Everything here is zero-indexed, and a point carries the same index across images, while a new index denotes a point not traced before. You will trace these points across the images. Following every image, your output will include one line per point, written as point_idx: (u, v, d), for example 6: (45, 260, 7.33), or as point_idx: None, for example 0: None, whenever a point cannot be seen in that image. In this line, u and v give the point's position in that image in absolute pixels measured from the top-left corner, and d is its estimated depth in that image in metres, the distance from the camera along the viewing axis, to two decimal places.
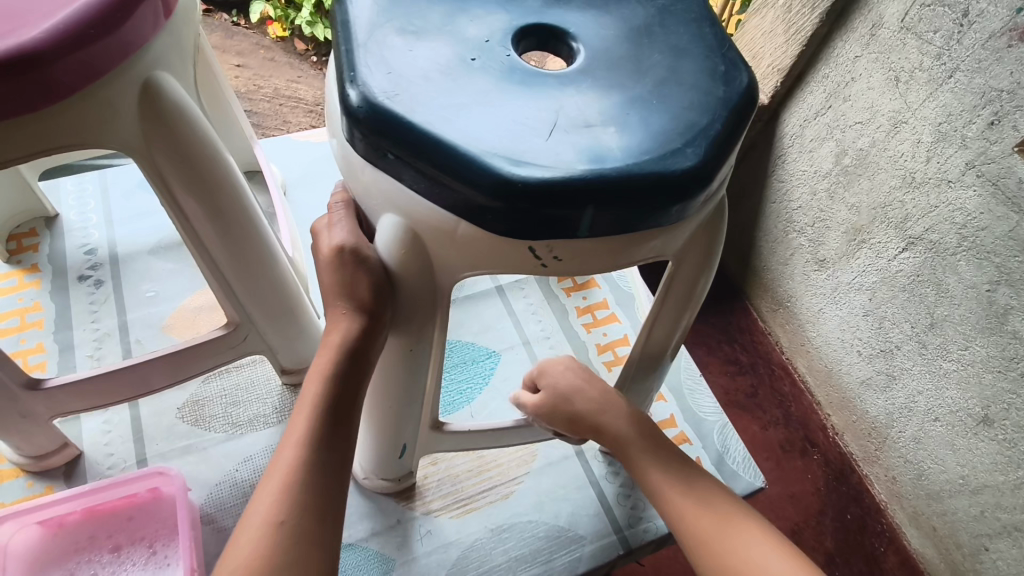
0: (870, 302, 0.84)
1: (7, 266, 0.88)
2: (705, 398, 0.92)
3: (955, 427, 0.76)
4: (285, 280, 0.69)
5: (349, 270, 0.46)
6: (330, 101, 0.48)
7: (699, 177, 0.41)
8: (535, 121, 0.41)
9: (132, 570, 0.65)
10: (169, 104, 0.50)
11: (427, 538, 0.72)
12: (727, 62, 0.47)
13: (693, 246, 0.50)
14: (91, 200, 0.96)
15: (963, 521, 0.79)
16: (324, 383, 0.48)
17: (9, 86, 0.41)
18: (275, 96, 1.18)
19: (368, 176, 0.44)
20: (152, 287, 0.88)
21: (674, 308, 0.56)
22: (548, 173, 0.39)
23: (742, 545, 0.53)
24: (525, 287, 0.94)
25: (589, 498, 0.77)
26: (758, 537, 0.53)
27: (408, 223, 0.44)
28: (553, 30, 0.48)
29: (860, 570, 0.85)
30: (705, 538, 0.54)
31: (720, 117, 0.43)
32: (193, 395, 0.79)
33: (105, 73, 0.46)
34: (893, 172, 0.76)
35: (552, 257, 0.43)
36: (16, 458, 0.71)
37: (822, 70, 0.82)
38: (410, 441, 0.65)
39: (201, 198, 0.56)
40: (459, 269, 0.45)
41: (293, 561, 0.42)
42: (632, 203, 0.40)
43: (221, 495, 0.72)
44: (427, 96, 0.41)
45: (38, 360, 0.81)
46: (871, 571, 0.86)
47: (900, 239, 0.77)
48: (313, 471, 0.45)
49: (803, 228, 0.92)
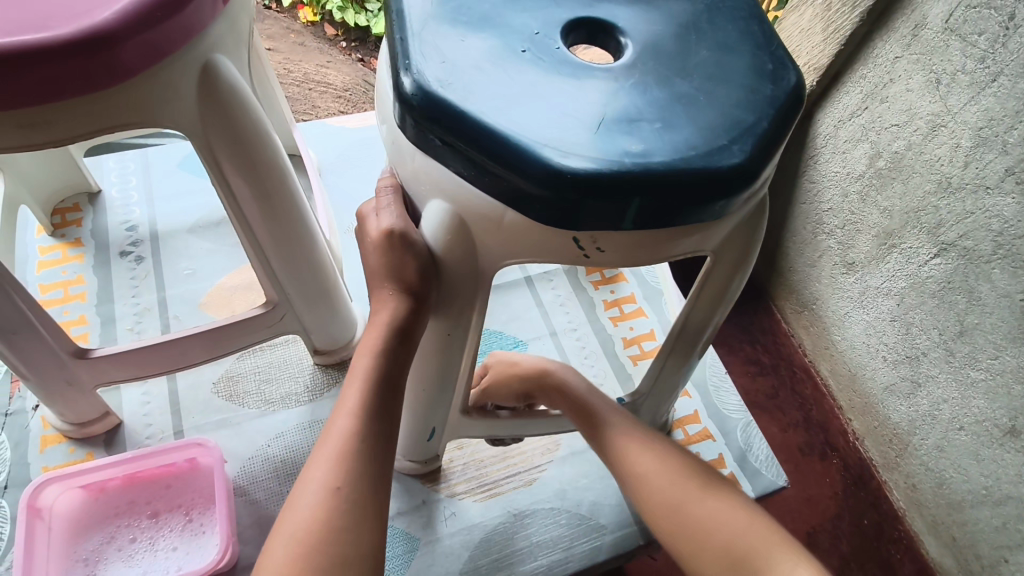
0: (898, 307, 0.83)
1: (52, 240, 0.91)
2: (730, 396, 0.93)
3: (980, 436, 0.76)
4: (321, 263, 0.70)
5: (398, 253, 0.48)
6: (380, 88, 0.49)
7: (744, 174, 0.42)
8: (584, 113, 0.42)
9: (171, 536, 0.67)
10: (224, 86, 0.51)
11: (451, 520, 0.74)
12: (775, 60, 0.47)
13: (732, 243, 0.50)
14: (133, 178, 0.98)
15: (983, 532, 0.78)
16: (375, 358, 0.50)
17: (79, 64, 0.43)
18: (305, 80, 1.19)
19: (418, 162, 0.45)
20: (190, 265, 0.91)
21: (706, 304, 0.57)
22: (595, 164, 0.39)
23: (697, 501, 0.55)
24: (554, 278, 0.94)
25: (611, 489, 0.78)
26: (712, 490, 0.55)
27: (455, 209, 0.44)
28: (602, 24, 0.48)
29: None
30: (658, 491, 0.56)
31: (767, 115, 0.44)
32: (228, 370, 0.81)
33: (169, 55, 0.47)
34: (928, 176, 0.75)
35: (595, 248, 0.44)
36: (60, 424, 0.74)
37: (860, 70, 0.82)
38: (439, 424, 0.67)
39: (250, 179, 0.57)
40: (502, 256, 0.46)
41: (346, 525, 0.44)
42: (676, 197, 0.40)
43: (254, 469, 0.74)
44: (479, 85, 0.42)
45: (81, 331, 0.84)
46: None
47: (932, 244, 0.77)
48: (367, 440, 0.47)
49: (832, 231, 0.91)
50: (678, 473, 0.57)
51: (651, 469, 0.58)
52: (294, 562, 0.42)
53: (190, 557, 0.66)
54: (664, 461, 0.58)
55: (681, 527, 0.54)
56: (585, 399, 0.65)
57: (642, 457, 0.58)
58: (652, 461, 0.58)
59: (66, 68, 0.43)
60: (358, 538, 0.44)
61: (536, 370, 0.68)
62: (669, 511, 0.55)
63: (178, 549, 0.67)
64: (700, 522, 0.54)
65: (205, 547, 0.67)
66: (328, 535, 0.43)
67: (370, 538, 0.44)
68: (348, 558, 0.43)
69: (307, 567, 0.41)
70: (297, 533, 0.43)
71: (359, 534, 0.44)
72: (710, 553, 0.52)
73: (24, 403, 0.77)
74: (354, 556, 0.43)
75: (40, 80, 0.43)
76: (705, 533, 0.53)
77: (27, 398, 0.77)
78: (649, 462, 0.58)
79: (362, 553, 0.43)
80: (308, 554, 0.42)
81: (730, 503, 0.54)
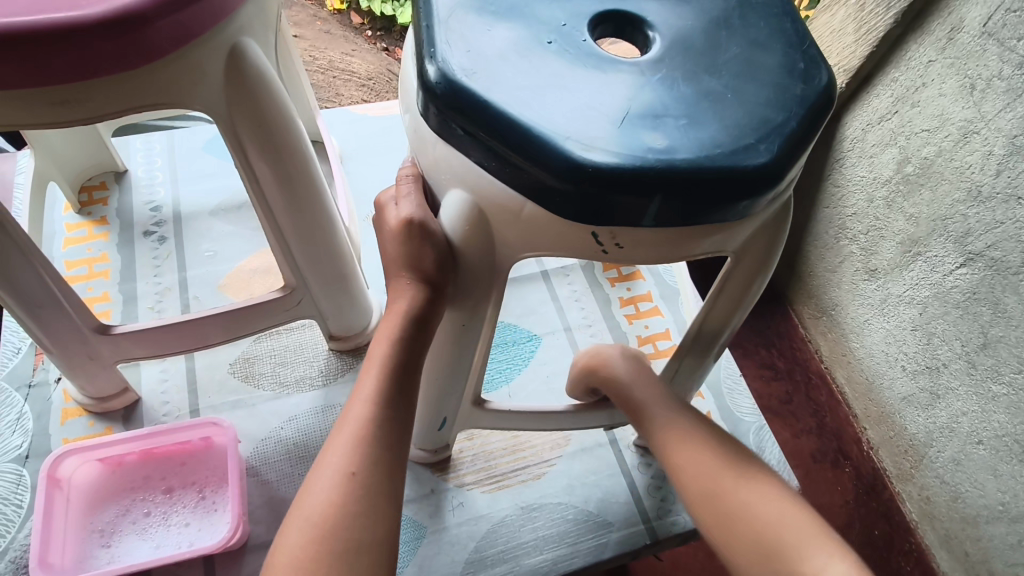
0: (920, 316, 0.82)
1: (78, 217, 0.93)
2: (744, 398, 0.88)
3: (999, 452, 0.74)
4: (340, 250, 0.71)
5: (416, 242, 0.47)
6: (405, 76, 0.49)
7: (770, 175, 0.41)
8: (607, 107, 0.42)
9: (184, 512, 0.69)
10: (251, 70, 0.52)
11: (458, 509, 0.74)
12: (807, 59, 0.47)
13: (753, 245, 0.50)
14: (158, 158, 1.00)
15: (997, 549, 0.77)
16: (392, 346, 0.50)
17: (109, 45, 0.44)
18: (329, 68, 1.20)
19: (439, 152, 0.45)
20: (211, 247, 0.92)
21: (725, 305, 0.56)
22: (617, 160, 0.39)
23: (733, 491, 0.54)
24: (570, 274, 0.94)
25: (620, 486, 0.77)
26: (751, 480, 0.54)
27: (474, 200, 0.44)
28: (631, 18, 0.48)
29: None
30: (695, 481, 0.56)
31: (796, 114, 0.43)
32: (245, 352, 0.83)
33: (198, 36, 0.48)
34: (958, 184, 0.73)
35: (614, 244, 0.43)
36: (80, 398, 0.75)
37: (892, 73, 0.80)
38: (450, 415, 0.67)
39: (273, 163, 0.58)
40: (518, 250, 0.46)
41: (363, 510, 0.44)
42: (698, 195, 0.40)
43: (266, 450, 0.75)
44: (503, 75, 0.42)
45: (104, 308, 0.85)
46: None
47: (958, 254, 0.75)
48: (382, 426, 0.48)
49: (855, 236, 0.90)
50: (713, 463, 0.56)
51: (688, 458, 0.57)
52: (308, 546, 0.42)
53: (202, 533, 0.67)
54: (701, 449, 0.57)
55: (717, 518, 0.54)
56: (627, 386, 0.65)
57: (678, 445, 0.58)
58: (688, 450, 0.57)
59: (98, 47, 0.44)
60: (372, 524, 0.44)
61: (589, 361, 0.69)
62: (705, 500, 0.55)
63: (191, 525, 0.68)
64: (736, 512, 0.53)
65: (216, 524, 0.68)
66: (343, 519, 0.43)
67: (381, 524, 0.44)
68: (362, 543, 0.43)
69: (323, 550, 0.42)
70: (312, 516, 0.44)
71: (372, 520, 0.44)
72: (745, 542, 0.52)
73: (47, 375, 0.78)
74: (366, 541, 0.43)
75: (71, 59, 0.43)
76: (737, 528, 0.53)
77: (50, 370, 0.79)
78: (686, 452, 0.58)
79: (374, 539, 0.44)
80: (322, 537, 0.43)
81: (767, 494, 0.53)
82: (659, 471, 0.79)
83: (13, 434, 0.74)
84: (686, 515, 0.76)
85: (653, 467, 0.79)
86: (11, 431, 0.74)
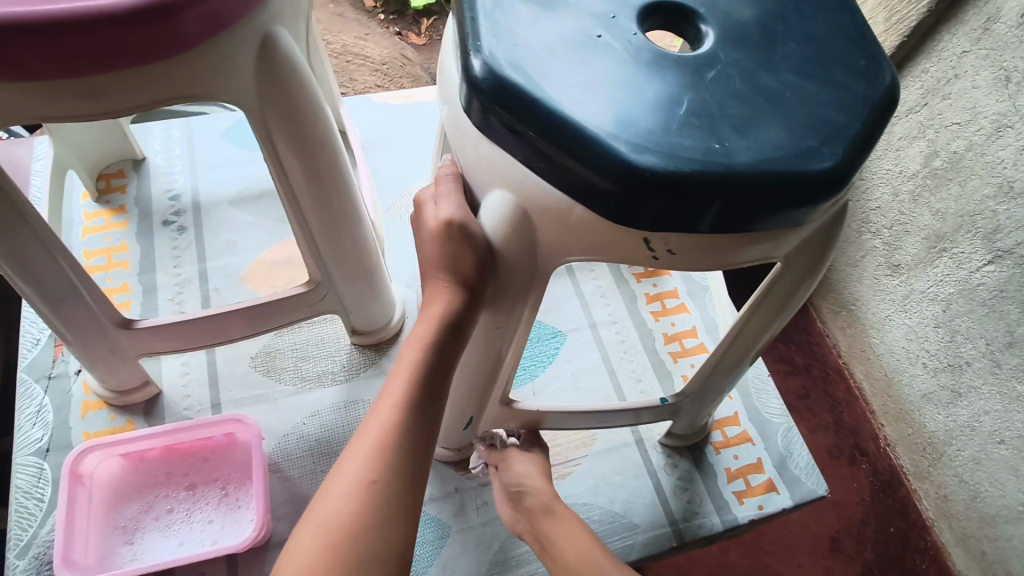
0: (943, 313, 0.81)
1: (97, 206, 0.91)
2: (772, 399, 0.86)
3: (1021, 452, 0.75)
4: (365, 244, 0.69)
5: (455, 244, 0.45)
6: (443, 67, 0.47)
7: (833, 180, 0.39)
8: (661, 105, 0.40)
9: (207, 509, 0.68)
10: (282, 61, 0.50)
11: (482, 508, 0.73)
12: (868, 56, 0.44)
13: (803, 251, 0.48)
14: (177, 146, 0.98)
15: (1016, 549, 0.78)
16: (423, 352, 0.47)
17: (139, 34, 0.42)
18: (343, 52, 1.18)
19: (482, 151, 0.43)
20: (230, 237, 0.90)
21: (768, 310, 0.54)
22: (676, 162, 0.37)
23: None
24: (595, 269, 0.92)
25: (646, 487, 0.77)
26: None
27: (518, 201, 0.42)
28: (681, 9, 0.45)
29: None
30: None
31: (859, 115, 0.41)
32: (266, 346, 0.81)
33: (229, 25, 0.46)
34: (989, 179, 0.72)
35: (666, 250, 0.41)
36: (101, 391, 0.74)
37: (922, 63, 0.78)
38: (477, 414, 0.66)
39: (303, 157, 0.56)
40: (564, 254, 0.44)
41: (379, 521, 0.43)
42: (759, 201, 0.38)
43: (288, 446, 0.74)
44: (553, 70, 0.40)
45: (123, 299, 0.84)
46: None
47: (985, 250, 0.74)
48: (408, 435, 0.46)
49: (879, 230, 0.89)
50: None
51: None
52: (320, 554, 0.41)
53: (226, 531, 0.67)
54: None
55: None
56: None
57: None
58: None
59: (128, 37, 0.42)
60: (387, 537, 0.43)
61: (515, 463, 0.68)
62: None
63: (214, 522, 0.67)
64: None
65: (240, 522, 0.67)
66: (357, 529, 0.42)
67: (394, 536, 0.43)
68: (376, 556, 0.42)
69: (336, 558, 0.41)
70: (328, 523, 0.42)
71: (387, 533, 0.43)
72: None
73: (67, 367, 0.78)
74: (380, 553, 0.42)
75: (100, 49, 0.42)
76: None
77: (70, 362, 0.78)
78: None
79: (388, 554, 0.42)
80: (338, 546, 0.41)
81: None
82: (685, 472, 0.79)
83: (34, 427, 0.74)
84: (713, 518, 0.76)
85: (679, 468, 0.79)
86: (32, 424, 0.74)
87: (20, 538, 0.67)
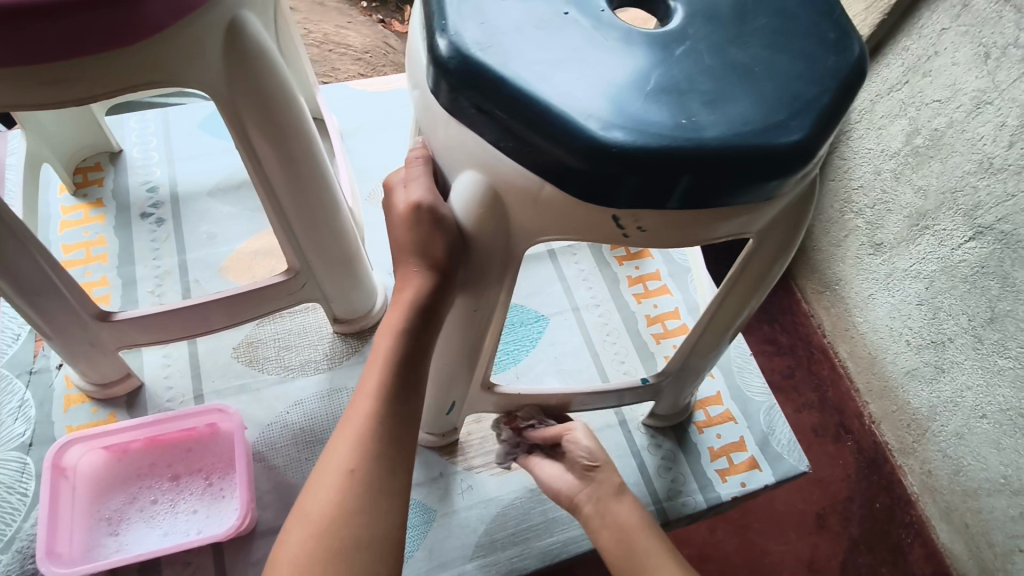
0: (926, 291, 0.82)
1: (74, 199, 0.90)
2: (755, 377, 0.87)
3: (1003, 425, 0.76)
4: (345, 231, 0.69)
5: (425, 228, 0.45)
6: (412, 49, 0.47)
7: (802, 153, 0.39)
8: (628, 82, 0.40)
9: (191, 499, 0.68)
10: (250, 46, 0.49)
11: (467, 492, 0.73)
12: (838, 29, 0.45)
13: (776, 228, 0.48)
14: (154, 137, 0.97)
15: (997, 520, 0.80)
16: (396, 338, 0.47)
17: (102, 19, 0.42)
18: (324, 41, 1.16)
19: (452, 132, 0.43)
20: (211, 228, 0.90)
21: (745, 287, 0.54)
22: (644, 139, 0.37)
23: None
24: (577, 253, 0.92)
25: (631, 468, 0.78)
26: None
27: (489, 181, 0.42)
28: None
29: (883, 559, 0.87)
30: None
31: (828, 88, 0.41)
32: (248, 336, 0.81)
33: (193, 9, 0.45)
34: (969, 156, 0.73)
35: (637, 228, 0.42)
36: (83, 385, 0.74)
37: (903, 42, 0.79)
38: (459, 398, 0.66)
39: (276, 144, 0.56)
40: (535, 234, 0.44)
41: (362, 507, 0.43)
42: (727, 175, 0.38)
43: (272, 436, 0.74)
44: (521, 48, 0.40)
45: (103, 292, 0.83)
46: (895, 561, 0.87)
47: (967, 228, 0.75)
48: (386, 423, 0.46)
49: (861, 210, 0.89)
50: None
51: None
52: (306, 544, 0.41)
53: (210, 520, 0.67)
54: None
55: None
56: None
57: None
58: None
59: (92, 22, 0.41)
60: (373, 520, 0.43)
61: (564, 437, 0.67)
62: None
63: (198, 512, 0.67)
64: None
65: (225, 511, 0.67)
66: (341, 518, 0.42)
67: (381, 520, 0.43)
68: (364, 541, 0.42)
69: (323, 546, 0.41)
70: (312, 515, 0.43)
71: (372, 517, 0.43)
72: None
73: (48, 361, 0.77)
74: (366, 536, 0.42)
75: (62, 34, 0.41)
76: None
77: (50, 357, 0.77)
78: None
79: (374, 537, 0.42)
80: (321, 534, 0.42)
81: None
82: (668, 452, 0.80)
83: (16, 422, 0.73)
84: (696, 496, 0.76)
85: (663, 447, 0.80)
86: (13, 419, 0.73)
87: (5, 532, 0.67)
